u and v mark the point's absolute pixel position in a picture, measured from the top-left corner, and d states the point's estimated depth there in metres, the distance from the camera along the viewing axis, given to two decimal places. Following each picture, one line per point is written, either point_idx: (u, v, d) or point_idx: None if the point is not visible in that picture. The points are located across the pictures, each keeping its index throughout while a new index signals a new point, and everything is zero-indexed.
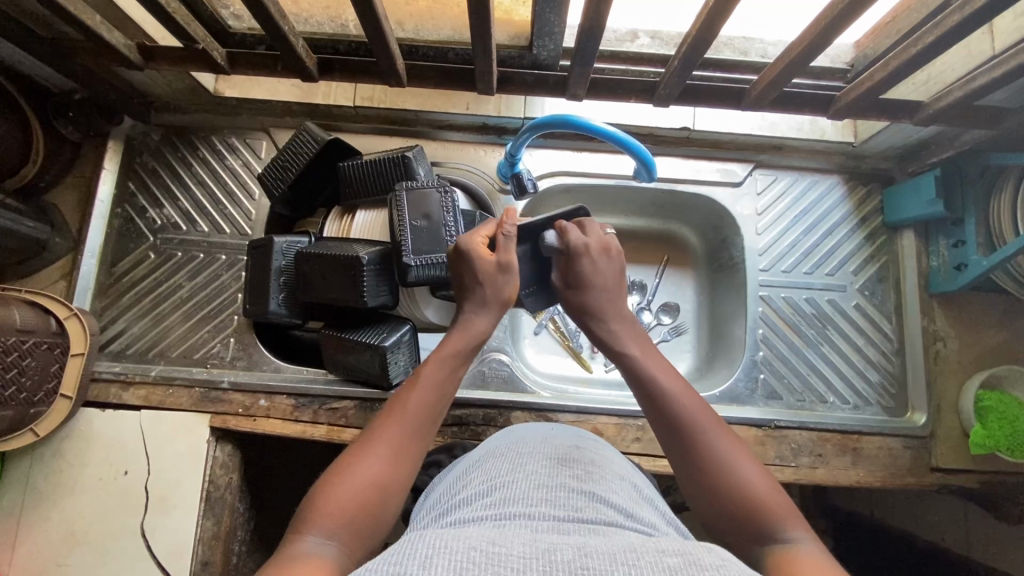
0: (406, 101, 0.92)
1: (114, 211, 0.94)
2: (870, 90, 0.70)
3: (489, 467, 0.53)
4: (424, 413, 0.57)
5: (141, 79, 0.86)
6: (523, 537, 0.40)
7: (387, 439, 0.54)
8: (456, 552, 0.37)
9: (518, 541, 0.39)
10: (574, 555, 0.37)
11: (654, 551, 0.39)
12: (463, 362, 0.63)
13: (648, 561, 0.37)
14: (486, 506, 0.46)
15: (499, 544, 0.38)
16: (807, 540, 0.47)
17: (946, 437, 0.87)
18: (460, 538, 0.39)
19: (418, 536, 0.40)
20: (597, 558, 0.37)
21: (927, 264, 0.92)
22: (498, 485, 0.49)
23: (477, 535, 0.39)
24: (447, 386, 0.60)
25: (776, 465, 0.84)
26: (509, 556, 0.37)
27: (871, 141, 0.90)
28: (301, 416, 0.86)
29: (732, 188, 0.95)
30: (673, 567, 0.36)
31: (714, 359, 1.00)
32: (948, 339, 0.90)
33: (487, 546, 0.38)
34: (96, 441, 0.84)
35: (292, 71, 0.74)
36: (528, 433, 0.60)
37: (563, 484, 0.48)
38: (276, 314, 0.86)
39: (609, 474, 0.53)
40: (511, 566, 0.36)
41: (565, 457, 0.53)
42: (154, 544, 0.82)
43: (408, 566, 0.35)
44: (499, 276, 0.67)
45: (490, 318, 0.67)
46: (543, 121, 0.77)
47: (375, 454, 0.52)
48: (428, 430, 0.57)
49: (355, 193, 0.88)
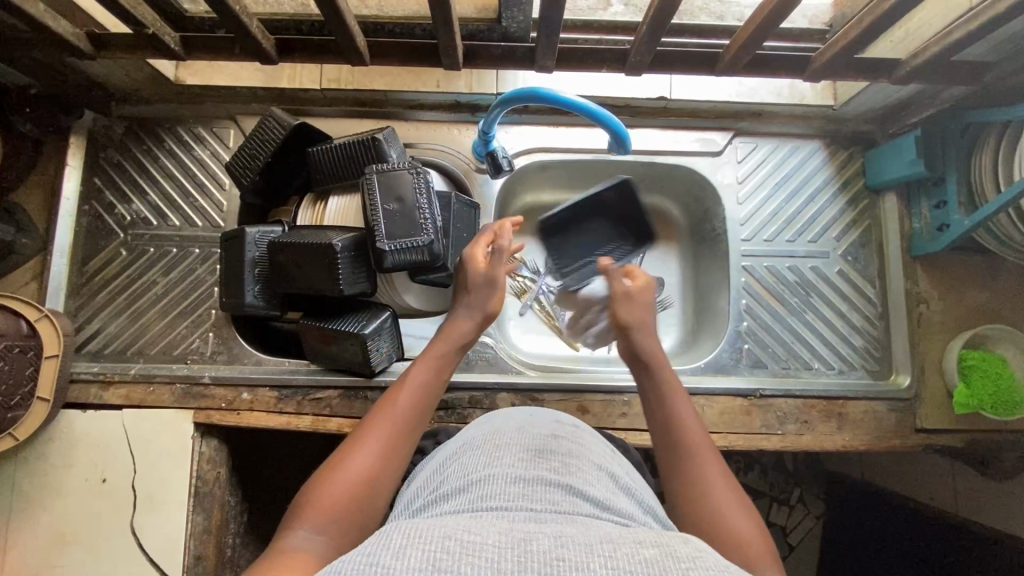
0: (375, 81, 0.89)
1: (81, 209, 0.91)
2: (847, 49, 0.68)
3: (468, 460, 0.52)
4: (412, 412, 0.58)
5: (97, 70, 0.83)
6: (499, 527, 0.40)
7: (375, 434, 0.55)
8: (429, 542, 0.36)
9: (494, 530, 0.39)
10: (548, 546, 0.37)
11: (630, 541, 0.38)
12: (449, 362, 0.66)
13: (624, 552, 0.36)
14: (464, 502, 0.46)
15: (474, 534, 0.38)
16: None
17: (930, 398, 0.87)
18: (436, 527, 0.38)
19: (393, 526, 0.40)
20: (573, 549, 0.36)
21: (909, 227, 0.91)
22: (477, 478, 0.48)
23: (452, 524, 0.39)
24: (434, 384, 0.62)
25: (763, 434, 0.85)
26: (484, 546, 0.36)
27: (851, 103, 0.89)
28: (286, 407, 0.86)
29: (712, 157, 0.94)
30: (648, 558, 0.36)
31: (700, 332, 1.00)
32: (932, 301, 0.90)
33: (461, 535, 0.37)
34: (79, 442, 0.83)
35: (251, 54, 0.71)
36: (505, 424, 0.60)
37: (540, 477, 0.48)
38: (253, 306, 0.85)
39: (586, 464, 0.53)
40: (485, 557, 0.35)
41: (543, 448, 0.53)
42: (145, 541, 0.82)
43: (381, 557, 0.35)
44: (484, 286, 0.71)
45: (471, 324, 0.70)
46: (512, 95, 0.75)
47: (366, 448, 0.53)
48: (416, 424, 0.58)
49: (326, 179, 0.86)
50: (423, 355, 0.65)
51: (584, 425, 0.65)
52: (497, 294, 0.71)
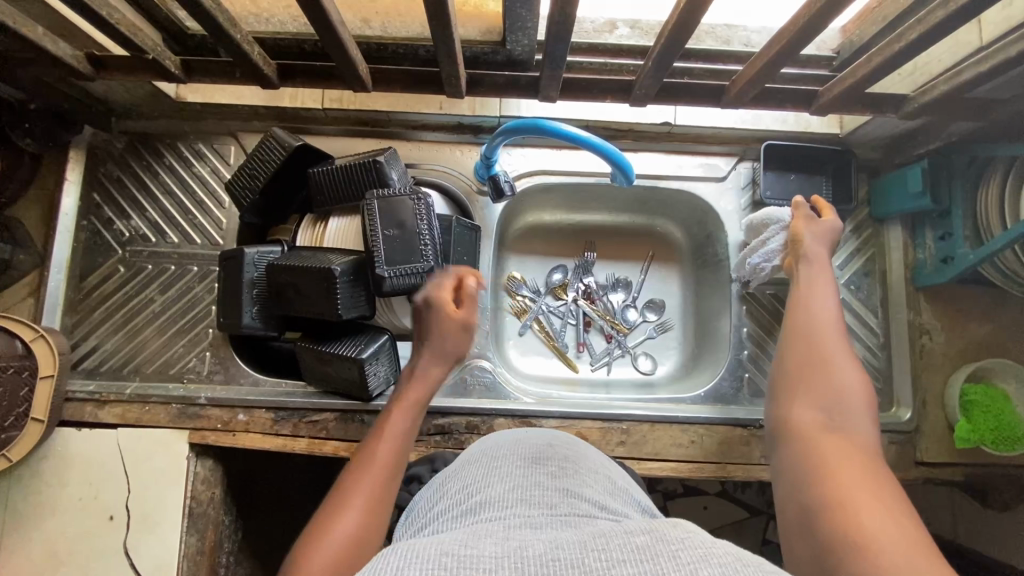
0: (377, 102, 0.88)
1: (80, 224, 0.91)
2: (853, 86, 0.67)
3: (467, 473, 0.52)
4: (391, 460, 0.59)
5: (98, 87, 0.82)
6: (495, 537, 0.39)
7: (360, 488, 0.55)
8: (425, 558, 0.35)
9: (490, 541, 0.38)
10: (543, 549, 0.36)
11: (623, 532, 0.38)
12: (420, 411, 0.68)
13: (617, 544, 0.36)
14: (462, 512, 0.46)
15: (470, 546, 0.37)
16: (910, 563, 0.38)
17: (931, 431, 0.87)
18: (431, 544, 0.38)
19: (389, 548, 0.39)
20: (568, 549, 0.36)
21: (913, 258, 0.91)
22: (475, 490, 0.48)
23: (448, 539, 0.38)
24: (409, 434, 0.64)
25: (762, 465, 0.84)
26: (479, 556, 0.36)
27: (857, 132, 0.88)
28: (281, 430, 0.85)
29: (716, 183, 0.93)
30: (641, 545, 0.36)
31: (700, 357, 0.99)
32: (934, 332, 0.89)
33: (457, 549, 0.37)
34: (74, 461, 0.83)
35: (251, 78, 0.70)
36: (502, 437, 0.60)
37: (536, 484, 0.48)
38: (251, 327, 0.84)
39: (583, 471, 0.53)
40: (481, 565, 0.35)
41: (538, 457, 0.53)
42: (138, 562, 0.81)
43: None
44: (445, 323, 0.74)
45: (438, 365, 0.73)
46: (515, 124, 0.74)
47: (352, 506, 0.53)
48: (396, 475, 0.59)
49: (326, 200, 0.85)
50: (398, 405, 0.67)
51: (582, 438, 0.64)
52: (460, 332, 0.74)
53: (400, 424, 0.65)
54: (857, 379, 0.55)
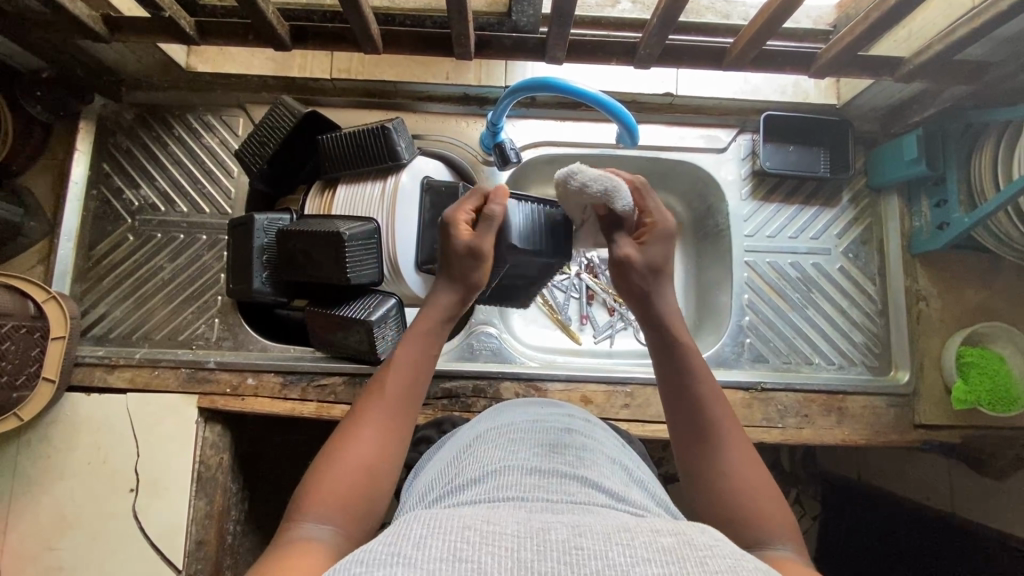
0: (384, 71, 0.89)
1: (89, 193, 0.92)
2: (849, 47, 0.69)
3: (483, 451, 0.53)
4: (406, 392, 0.61)
5: (110, 55, 0.83)
6: (516, 516, 0.40)
7: (373, 418, 0.58)
8: (449, 532, 0.37)
9: (511, 520, 0.39)
10: (566, 535, 0.37)
11: (648, 530, 0.39)
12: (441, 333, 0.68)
13: (642, 541, 0.37)
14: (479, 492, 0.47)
15: (492, 523, 0.38)
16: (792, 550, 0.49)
17: (928, 393, 0.88)
18: (454, 517, 0.39)
19: (412, 517, 0.40)
20: (591, 538, 0.37)
21: (910, 226, 0.92)
22: (491, 471, 0.49)
23: (470, 514, 0.40)
24: (425, 365, 0.64)
25: (763, 427, 0.86)
26: (502, 535, 0.37)
27: (854, 102, 0.90)
28: (290, 393, 0.86)
29: (716, 154, 0.95)
30: (666, 546, 0.36)
31: (702, 325, 1.01)
32: (931, 298, 0.90)
33: (480, 525, 0.38)
34: (82, 425, 0.83)
35: (264, 40, 0.72)
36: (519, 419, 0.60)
37: (554, 470, 0.48)
38: (260, 293, 0.85)
39: (600, 457, 0.53)
40: (504, 546, 0.36)
41: (556, 443, 0.53)
42: (147, 525, 0.82)
43: (401, 547, 0.35)
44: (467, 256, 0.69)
45: (450, 292, 0.69)
46: (522, 84, 0.76)
47: (367, 434, 0.56)
48: (413, 402, 0.61)
49: (334, 167, 0.87)
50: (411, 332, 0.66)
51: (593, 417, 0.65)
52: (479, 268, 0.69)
53: (410, 356, 0.64)
54: (773, 498, 0.52)
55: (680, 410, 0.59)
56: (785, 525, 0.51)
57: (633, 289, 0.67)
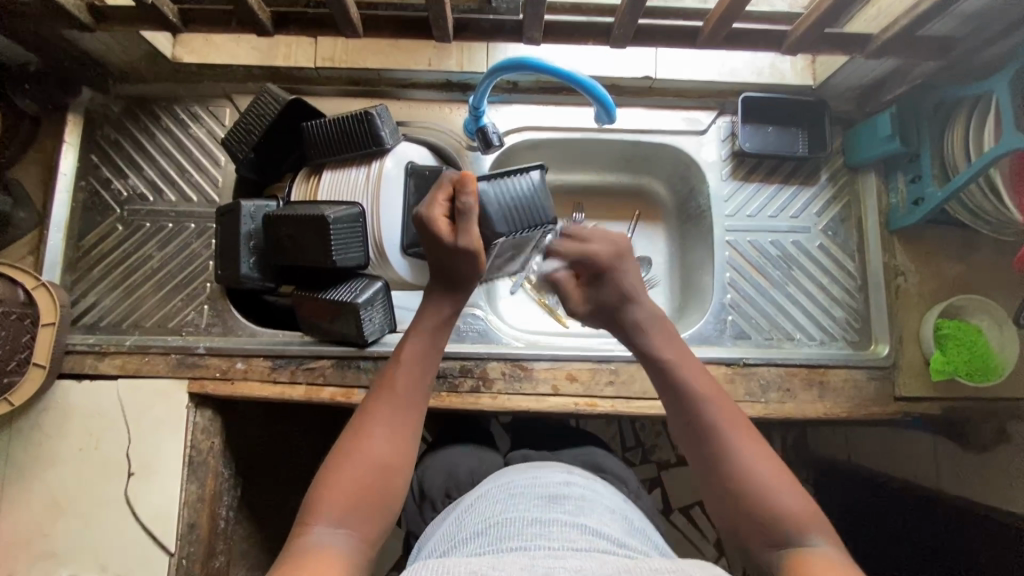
0: (368, 59, 0.91)
1: (78, 184, 0.93)
2: (819, 23, 0.71)
3: (488, 507, 0.55)
4: (413, 396, 0.65)
5: (96, 46, 0.84)
6: (521, 564, 0.42)
7: (382, 420, 0.62)
8: None
9: (516, 567, 0.41)
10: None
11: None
12: (443, 344, 0.71)
13: None
14: (483, 544, 0.48)
15: (498, 570, 0.39)
16: (824, 541, 0.51)
17: (908, 366, 0.90)
18: (460, 566, 0.40)
19: (419, 567, 0.42)
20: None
21: (887, 203, 0.94)
22: (494, 527, 0.50)
23: (475, 562, 0.41)
24: (428, 367, 0.68)
25: (746, 401, 0.87)
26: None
27: (829, 81, 0.92)
28: (279, 377, 0.87)
29: (696, 136, 0.97)
30: None
31: (686, 306, 1.03)
32: (909, 274, 0.92)
33: (486, 573, 0.39)
34: (73, 411, 0.84)
35: (247, 26, 0.74)
36: (521, 474, 0.62)
37: (555, 518, 0.50)
38: (248, 278, 0.86)
39: (598, 506, 0.56)
40: None
41: (554, 494, 0.55)
42: (139, 509, 0.82)
43: None
44: (457, 259, 0.71)
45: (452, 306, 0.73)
46: (500, 65, 0.77)
47: (378, 437, 0.60)
48: (418, 407, 0.65)
49: (319, 153, 0.88)
50: (415, 330, 0.70)
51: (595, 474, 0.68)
52: (472, 262, 0.72)
53: (417, 352, 0.68)
54: (797, 492, 0.55)
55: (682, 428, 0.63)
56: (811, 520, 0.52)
57: (612, 319, 0.74)
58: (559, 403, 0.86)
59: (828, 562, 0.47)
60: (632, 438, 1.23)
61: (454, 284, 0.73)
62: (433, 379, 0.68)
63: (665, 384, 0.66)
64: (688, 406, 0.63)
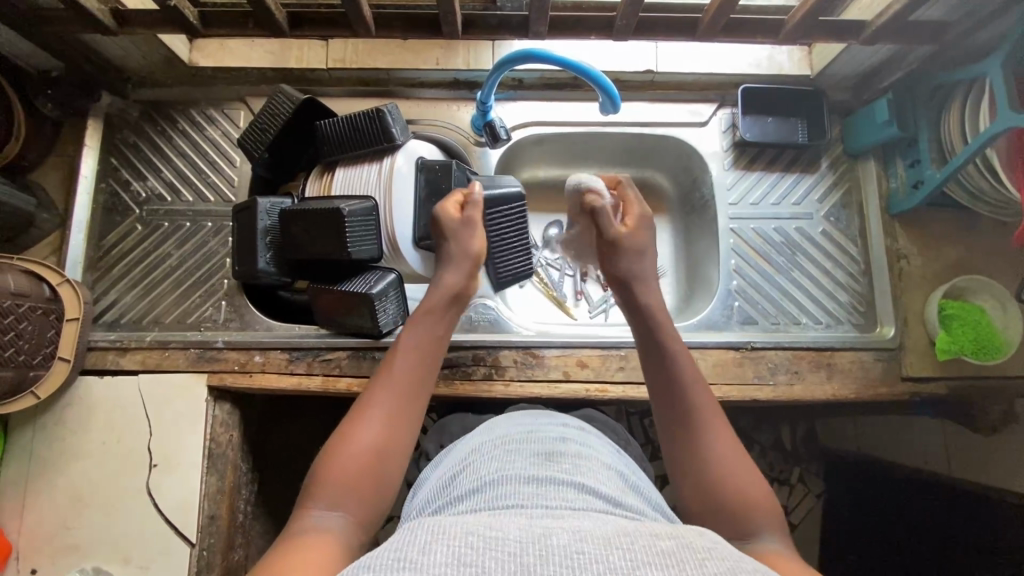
0: (378, 59, 0.94)
1: (99, 186, 0.96)
2: (813, 12, 0.74)
3: (483, 463, 0.55)
4: (412, 379, 0.63)
5: (117, 50, 0.88)
6: (519, 523, 0.43)
7: (381, 401, 0.60)
8: (453, 539, 0.40)
9: (513, 526, 0.42)
10: (568, 540, 0.40)
11: (648, 534, 0.42)
12: (442, 318, 0.71)
13: (642, 545, 0.40)
14: (480, 501, 0.50)
15: (495, 529, 0.41)
16: (778, 538, 0.52)
17: (914, 347, 0.91)
18: (457, 524, 0.42)
19: (416, 524, 0.43)
20: (591, 542, 0.40)
21: (887, 187, 0.96)
22: (491, 482, 0.51)
23: (472, 521, 0.43)
24: (429, 350, 0.67)
25: (755, 384, 0.88)
26: (506, 541, 0.40)
27: (826, 70, 0.95)
28: (297, 368, 0.89)
29: (698, 128, 0.99)
30: (666, 550, 0.40)
31: (693, 295, 1.04)
32: (911, 256, 0.94)
33: (483, 531, 0.41)
34: (96, 406, 0.86)
35: (264, 28, 0.77)
36: (515, 428, 0.62)
37: (552, 477, 0.51)
38: (265, 273, 0.88)
39: (596, 463, 0.56)
40: (508, 551, 0.39)
41: (551, 452, 0.56)
42: (161, 501, 0.84)
43: (408, 553, 0.38)
44: (457, 230, 0.75)
45: (456, 274, 0.74)
46: (506, 59, 0.80)
47: (374, 420, 0.58)
48: (420, 388, 0.63)
49: (333, 150, 0.91)
50: (417, 312, 0.70)
51: (588, 426, 0.68)
52: (472, 234, 0.75)
53: (416, 336, 0.67)
54: (758, 486, 0.56)
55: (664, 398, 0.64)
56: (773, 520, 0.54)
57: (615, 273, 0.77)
58: (570, 389, 0.88)
59: (784, 562, 0.49)
60: (642, 434, 1.23)
61: (448, 254, 0.76)
62: (433, 357, 0.67)
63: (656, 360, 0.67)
64: (676, 385, 0.63)
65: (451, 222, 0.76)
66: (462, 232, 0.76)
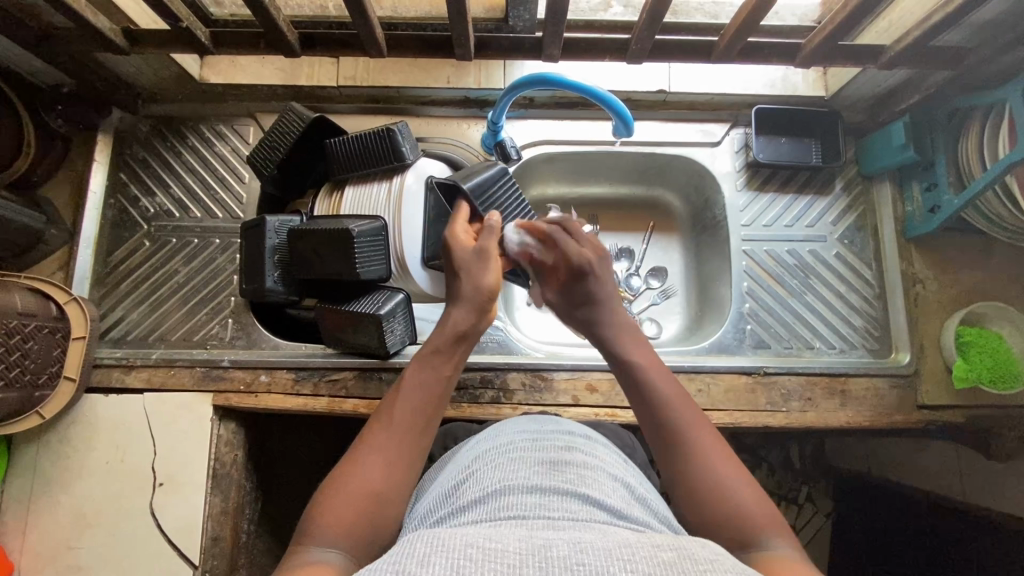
0: (388, 77, 0.94)
1: (107, 202, 0.95)
2: (828, 39, 0.73)
3: (485, 473, 0.54)
4: (416, 413, 0.60)
5: (129, 68, 0.88)
6: (519, 535, 0.42)
7: (385, 436, 0.58)
8: (452, 551, 0.38)
9: (514, 538, 0.41)
10: (568, 551, 0.39)
11: (649, 545, 0.41)
12: (451, 356, 0.67)
13: (643, 556, 0.39)
14: (482, 513, 0.48)
15: (494, 541, 0.40)
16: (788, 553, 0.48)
17: (930, 373, 0.89)
18: (456, 536, 0.40)
19: (415, 537, 0.42)
20: (592, 554, 0.39)
21: (902, 210, 0.94)
22: (493, 492, 0.50)
23: (471, 533, 0.41)
24: (435, 385, 0.64)
25: (768, 411, 0.87)
26: (505, 552, 0.38)
27: (842, 92, 0.93)
28: (302, 389, 0.88)
29: (710, 148, 0.98)
30: (668, 561, 0.38)
31: (704, 317, 1.03)
32: (927, 281, 0.92)
33: (482, 543, 0.39)
34: (100, 424, 0.85)
35: (276, 48, 0.76)
36: (517, 437, 0.60)
37: (553, 487, 0.50)
38: (273, 291, 0.88)
39: (601, 474, 0.54)
40: (506, 562, 0.37)
41: (555, 460, 0.54)
42: (164, 521, 0.83)
43: (407, 565, 0.37)
44: (475, 260, 0.73)
45: (464, 311, 0.70)
46: (521, 80, 0.79)
47: (375, 456, 0.56)
48: (424, 422, 0.60)
49: (342, 169, 0.90)
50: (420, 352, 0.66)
51: (596, 434, 0.66)
52: (489, 267, 0.73)
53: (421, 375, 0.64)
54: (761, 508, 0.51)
55: (650, 424, 0.59)
56: (774, 528, 0.50)
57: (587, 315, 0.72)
58: (580, 413, 0.87)
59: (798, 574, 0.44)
60: None
61: (456, 290, 0.72)
62: (438, 397, 0.63)
63: (637, 394, 0.62)
64: (653, 406, 0.60)
65: (464, 256, 0.74)
66: (476, 266, 0.73)
